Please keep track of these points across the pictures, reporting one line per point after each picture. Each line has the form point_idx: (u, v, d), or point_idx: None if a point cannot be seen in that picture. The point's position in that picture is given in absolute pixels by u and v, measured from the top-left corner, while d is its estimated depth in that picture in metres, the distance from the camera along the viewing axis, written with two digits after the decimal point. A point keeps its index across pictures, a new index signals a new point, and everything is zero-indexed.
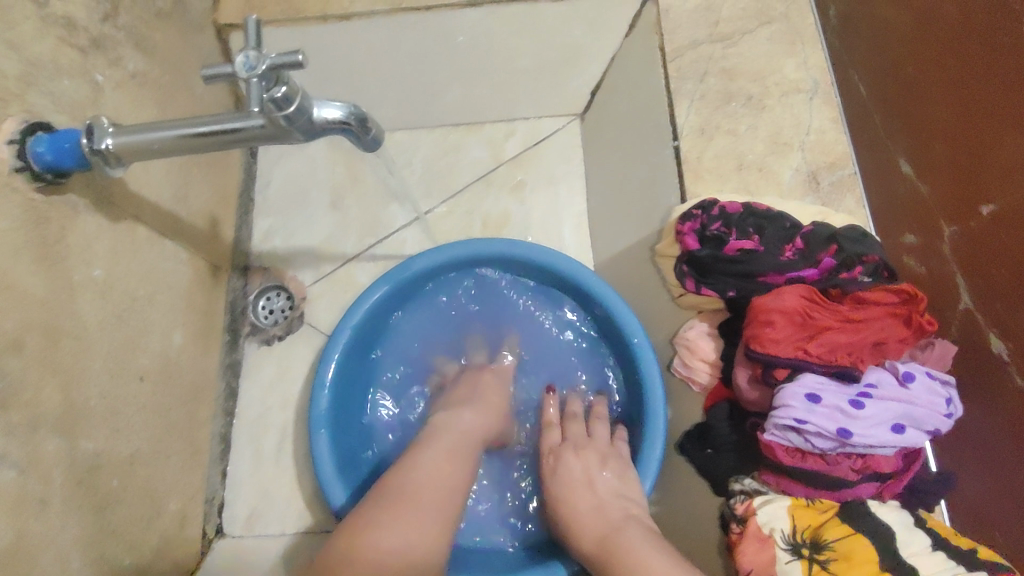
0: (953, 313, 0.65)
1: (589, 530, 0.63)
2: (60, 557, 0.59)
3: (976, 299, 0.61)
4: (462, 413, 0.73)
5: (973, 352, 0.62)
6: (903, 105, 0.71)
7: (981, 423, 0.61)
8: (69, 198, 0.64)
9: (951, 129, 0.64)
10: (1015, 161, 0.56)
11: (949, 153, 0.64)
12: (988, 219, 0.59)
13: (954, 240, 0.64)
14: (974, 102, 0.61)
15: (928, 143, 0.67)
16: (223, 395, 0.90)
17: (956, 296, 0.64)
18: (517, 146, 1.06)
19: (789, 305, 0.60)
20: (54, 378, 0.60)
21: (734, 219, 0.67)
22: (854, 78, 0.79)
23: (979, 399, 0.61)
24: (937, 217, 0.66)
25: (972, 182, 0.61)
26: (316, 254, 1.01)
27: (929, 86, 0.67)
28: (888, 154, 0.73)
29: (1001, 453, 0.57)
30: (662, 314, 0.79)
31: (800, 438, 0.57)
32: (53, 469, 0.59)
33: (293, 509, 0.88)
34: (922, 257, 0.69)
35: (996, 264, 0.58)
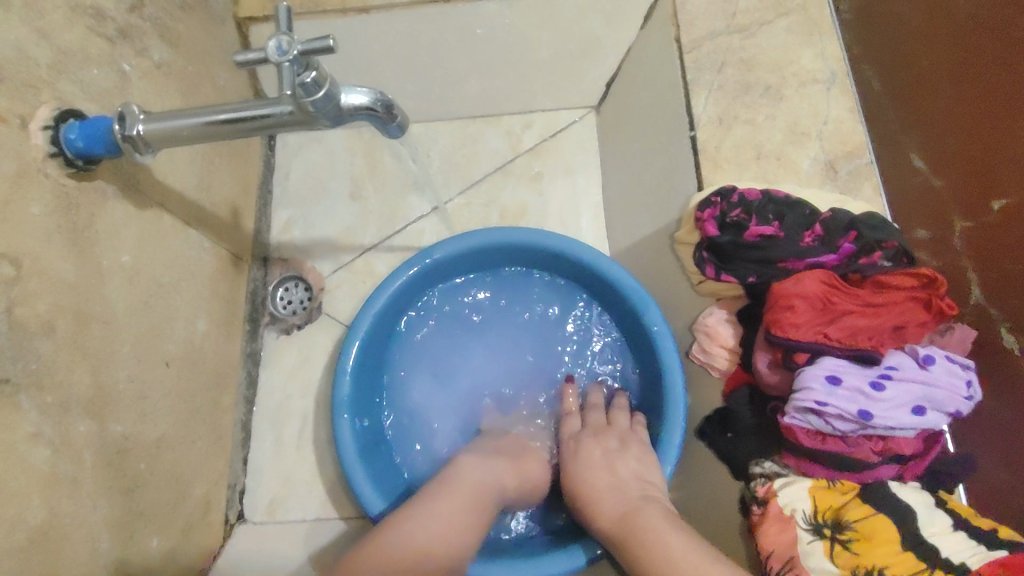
0: (963, 306, 0.66)
1: (609, 512, 0.64)
2: (91, 536, 0.60)
3: (986, 292, 0.62)
4: (482, 467, 0.69)
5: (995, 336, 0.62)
6: (916, 101, 0.73)
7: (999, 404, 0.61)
8: (98, 184, 0.65)
9: (964, 124, 0.65)
10: None
11: (961, 148, 0.66)
12: (999, 214, 0.60)
13: (966, 235, 0.64)
14: (986, 96, 0.63)
15: (941, 138, 0.69)
16: (244, 382, 0.92)
17: (966, 290, 0.65)
18: (534, 137, 1.07)
19: (809, 290, 0.61)
20: (85, 360, 0.61)
21: (753, 205, 0.68)
22: (868, 73, 0.81)
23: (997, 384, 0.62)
24: (949, 211, 0.67)
25: (984, 177, 0.62)
26: (335, 244, 1.02)
27: (946, 82, 0.68)
28: (901, 149, 0.74)
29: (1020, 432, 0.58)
30: (681, 301, 0.80)
31: (821, 421, 0.58)
32: (84, 450, 0.60)
33: (313, 495, 0.89)
34: (934, 252, 0.69)
35: (1009, 257, 0.59)
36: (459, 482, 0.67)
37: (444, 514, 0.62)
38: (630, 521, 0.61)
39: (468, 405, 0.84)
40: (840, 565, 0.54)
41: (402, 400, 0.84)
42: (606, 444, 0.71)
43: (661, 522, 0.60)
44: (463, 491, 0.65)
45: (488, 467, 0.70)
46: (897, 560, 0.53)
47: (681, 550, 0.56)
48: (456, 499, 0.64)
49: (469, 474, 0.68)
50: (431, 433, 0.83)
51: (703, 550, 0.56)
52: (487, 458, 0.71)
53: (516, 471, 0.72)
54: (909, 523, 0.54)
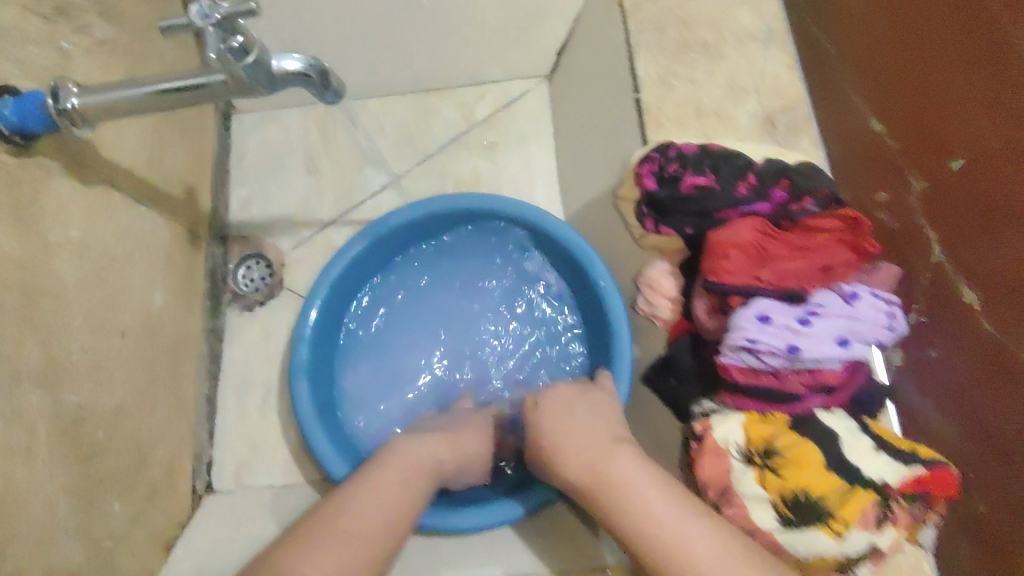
0: (922, 265, 0.66)
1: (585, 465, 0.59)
2: (48, 502, 0.62)
3: (947, 250, 0.63)
4: (419, 444, 0.66)
5: (945, 299, 0.64)
6: (868, 62, 0.74)
7: (949, 362, 0.63)
8: (41, 161, 0.65)
9: (915, 84, 0.66)
10: (980, 108, 0.58)
11: (913, 109, 0.67)
12: (957, 171, 0.61)
13: (924, 195, 0.65)
14: (935, 54, 0.63)
15: (892, 101, 0.70)
16: (207, 356, 0.95)
17: (925, 248, 0.66)
18: (487, 107, 1.07)
19: (742, 238, 0.64)
20: (35, 334, 0.62)
21: (690, 158, 0.69)
22: (820, 37, 0.82)
23: (948, 339, 0.63)
24: (904, 171, 0.68)
25: (938, 136, 0.63)
26: (293, 220, 1.04)
27: (899, 46, 0.69)
28: (856, 114, 0.76)
29: (971, 392, 0.60)
30: (626, 257, 0.82)
31: (753, 358, 0.61)
32: (38, 420, 0.61)
33: (280, 462, 0.93)
34: (893, 211, 0.70)
35: (965, 211, 0.60)
36: (399, 457, 0.64)
37: (367, 498, 0.58)
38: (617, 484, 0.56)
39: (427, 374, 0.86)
40: (770, 489, 0.57)
41: (359, 362, 0.87)
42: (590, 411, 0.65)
43: (656, 494, 0.54)
44: (400, 466, 0.63)
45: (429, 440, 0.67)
46: (821, 481, 0.56)
47: (686, 545, 0.51)
48: (385, 475, 0.61)
49: (412, 448, 0.66)
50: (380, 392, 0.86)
51: (708, 536, 0.51)
52: (424, 438, 0.68)
53: (453, 446, 0.69)
54: (834, 449, 0.57)
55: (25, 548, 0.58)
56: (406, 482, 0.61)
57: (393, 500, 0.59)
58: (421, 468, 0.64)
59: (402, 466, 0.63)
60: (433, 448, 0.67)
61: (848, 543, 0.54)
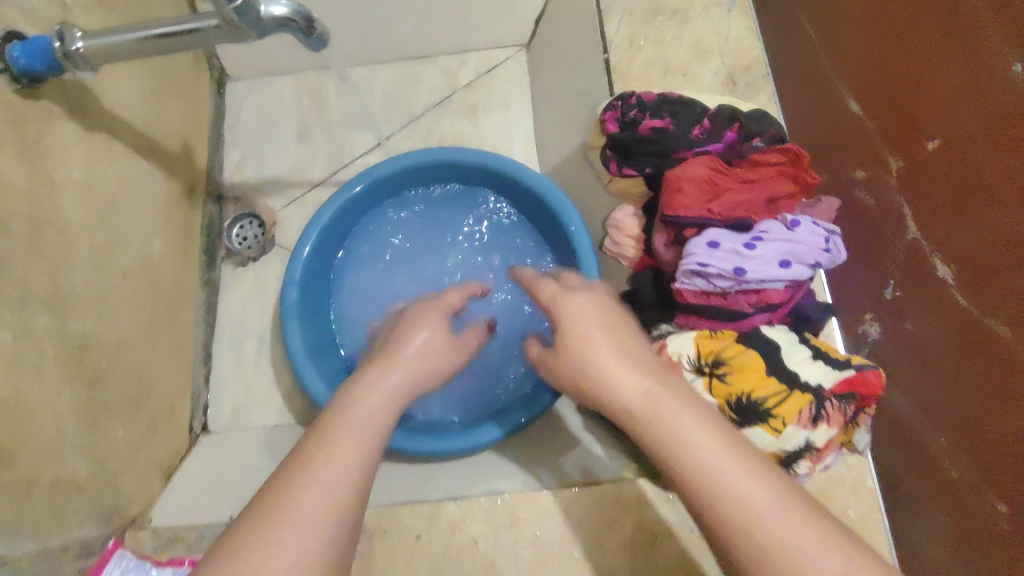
0: (899, 244, 0.70)
1: (625, 392, 0.44)
2: (56, 417, 0.66)
3: (921, 228, 0.66)
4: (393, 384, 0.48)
5: (919, 273, 0.67)
6: (849, 47, 0.78)
7: (925, 333, 0.66)
8: (46, 104, 0.69)
9: (892, 65, 0.69)
10: (950, 90, 0.61)
11: (890, 91, 0.70)
12: (931, 150, 0.64)
13: (901, 172, 0.69)
14: (910, 37, 0.66)
15: (873, 84, 0.73)
16: (204, 307, 0.99)
17: (903, 228, 0.69)
18: (470, 74, 1.12)
19: (695, 173, 0.69)
20: (42, 262, 0.67)
21: (649, 105, 0.75)
22: (805, 24, 0.86)
23: (923, 313, 0.66)
24: (883, 151, 0.72)
25: (913, 118, 0.66)
26: (284, 180, 1.09)
27: (879, 30, 0.72)
28: (838, 97, 0.80)
29: (945, 362, 0.63)
30: (598, 206, 0.88)
31: (704, 282, 0.66)
32: (46, 340, 0.66)
33: (273, 403, 0.99)
34: (872, 189, 0.74)
35: (938, 187, 0.63)
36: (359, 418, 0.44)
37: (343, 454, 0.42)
38: (653, 425, 0.42)
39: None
40: (717, 395, 0.63)
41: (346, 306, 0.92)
42: (614, 344, 0.46)
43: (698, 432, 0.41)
44: (352, 442, 0.43)
45: (371, 403, 0.45)
46: (761, 384, 0.61)
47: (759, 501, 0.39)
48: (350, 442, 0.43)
49: (364, 418, 0.45)
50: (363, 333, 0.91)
51: (767, 491, 0.39)
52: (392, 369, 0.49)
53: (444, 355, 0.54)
54: (774, 356, 0.63)
55: (34, 457, 0.63)
56: (368, 464, 0.43)
57: (354, 475, 0.42)
58: (376, 442, 0.44)
59: (353, 449, 0.43)
60: (388, 410, 0.46)
61: (787, 437, 0.60)
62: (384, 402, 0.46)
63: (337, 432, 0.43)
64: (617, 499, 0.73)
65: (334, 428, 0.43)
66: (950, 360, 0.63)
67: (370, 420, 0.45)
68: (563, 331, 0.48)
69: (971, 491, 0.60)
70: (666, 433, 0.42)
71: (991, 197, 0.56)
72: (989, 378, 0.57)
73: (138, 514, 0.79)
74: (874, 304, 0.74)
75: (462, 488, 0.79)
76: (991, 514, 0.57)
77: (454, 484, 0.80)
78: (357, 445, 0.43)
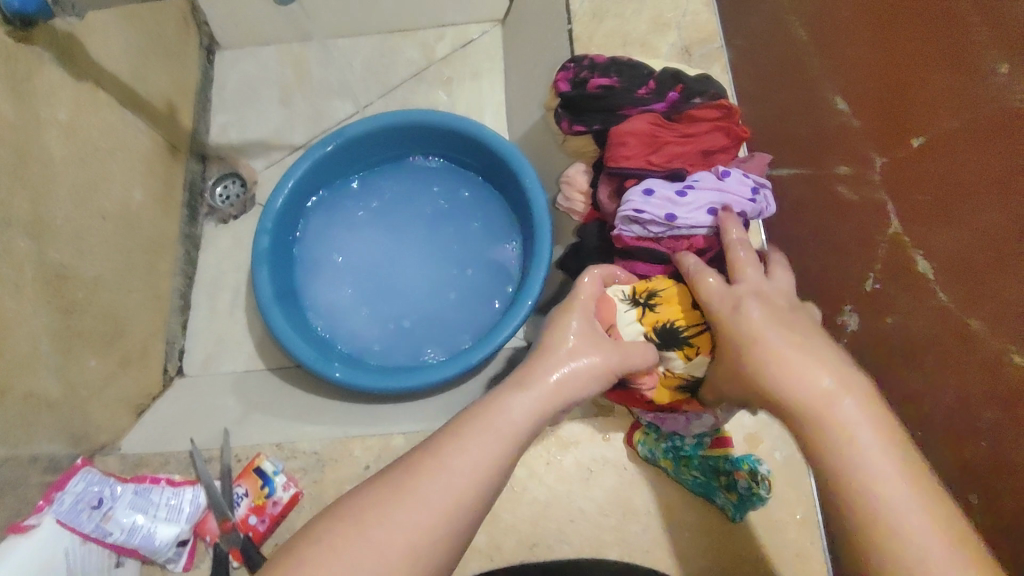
0: (881, 239, 0.73)
1: (801, 384, 0.50)
2: (31, 335, 0.71)
3: (903, 224, 0.69)
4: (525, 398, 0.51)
5: (899, 273, 0.70)
6: (832, 46, 0.80)
7: (901, 329, 0.71)
8: (35, 49, 0.74)
9: (877, 67, 0.73)
10: (941, 95, 0.64)
11: (875, 90, 0.73)
12: (916, 150, 0.67)
13: (885, 169, 0.72)
14: (899, 42, 0.69)
15: (859, 82, 0.75)
16: (183, 259, 1.04)
17: (885, 224, 0.72)
18: (446, 48, 1.18)
19: (637, 127, 0.74)
20: (24, 191, 0.72)
21: (599, 66, 0.79)
22: (792, 23, 0.88)
23: (902, 308, 0.70)
24: (867, 149, 0.74)
25: (901, 118, 0.69)
26: (267, 143, 1.14)
27: (864, 33, 0.74)
28: (823, 95, 0.82)
29: (928, 359, 0.67)
30: (556, 166, 0.92)
31: (640, 229, 0.71)
32: (25, 263, 0.71)
33: (245, 350, 1.02)
34: (855, 186, 0.76)
35: (923, 188, 0.66)
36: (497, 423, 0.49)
37: (474, 457, 0.47)
38: (828, 425, 0.47)
39: (391, 274, 0.97)
40: (646, 325, 0.67)
41: (323, 272, 0.97)
42: (803, 353, 0.51)
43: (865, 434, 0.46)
44: (484, 443, 0.47)
45: (518, 412, 0.50)
46: (687, 317, 0.66)
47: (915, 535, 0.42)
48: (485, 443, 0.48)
49: (507, 421, 0.49)
50: (330, 296, 0.95)
51: (915, 503, 0.43)
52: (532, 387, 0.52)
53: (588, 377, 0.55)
54: None
55: (9, 368, 0.68)
56: (500, 463, 0.47)
57: (486, 477, 0.46)
58: (509, 448, 0.48)
59: (490, 451, 0.47)
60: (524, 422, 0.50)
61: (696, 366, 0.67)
62: (528, 407, 0.51)
63: (475, 431, 0.48)
64: (558, 438, 0.77)
65: (480, 426, 0.48)
66: (925, 359, 0.68)
67: (513, 426, 0.49)
68: (738, 340, 0.56)
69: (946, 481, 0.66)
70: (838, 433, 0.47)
71: (975, 201, 0.61)
72: (961, 377, 0.63)
73: (107, 441, 0.81)
74: (852, 297, 0.78)
75: (406, 424, 0.81)
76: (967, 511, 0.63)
77: (402, 419, 0.83)
78: (494, 449, 0.48)
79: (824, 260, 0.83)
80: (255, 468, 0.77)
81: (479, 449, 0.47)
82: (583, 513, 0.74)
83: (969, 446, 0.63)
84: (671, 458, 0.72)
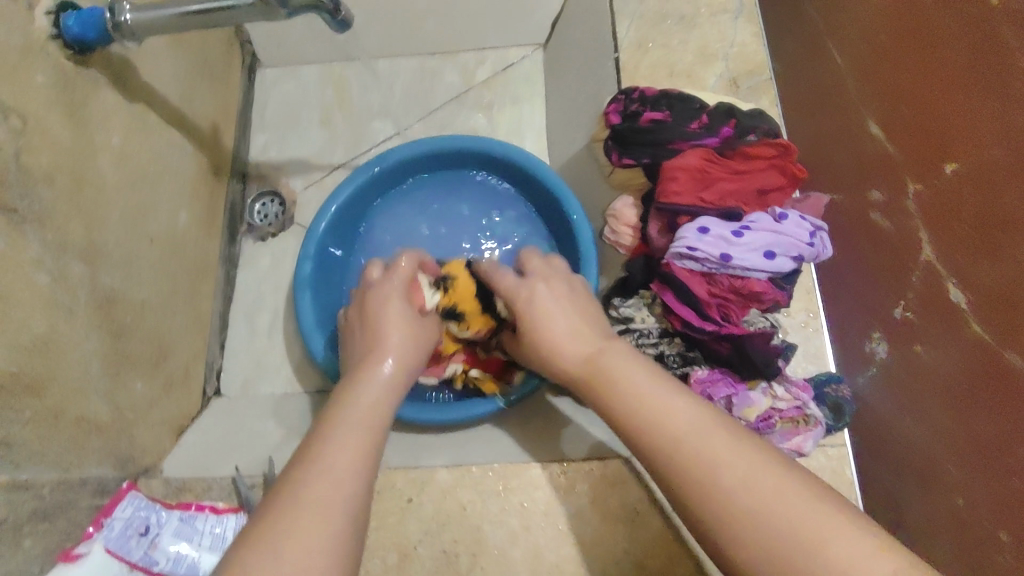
0: (915, 263, 0.70)
1: (570, 358, 0.58)
2: (83, 359, 0.71)
3: (938, 252, 0.66)
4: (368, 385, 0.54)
5: (934, 298, 0.67)
6: (874, 69, 0.77)
7: (935, 362, 0.67)
8: (91, 74, 0.75)
9: (916, 92, 0.69)
10: (979, 123, 0.60)
11: (913, 115, 0.70)
12: (951, 177, 0.64)
13: (920, 198, 0.69)
14: (939, 67, 0.66)
15: (896, 108, 0.73)
16: (223, 279, 1.04)
17: (919, 249, 0.70)
18: (486, 71, 1.18)
19: (689, 163, 0.73)
20: (79, 216, 0.72)
21: (650, 99, 0.79)
22: (828, 46, 0.86)
23: (938, 339, 0.67)
24: (905, 175, 0.72)
25: (937, 143, 0.66)
26: (307, 164, 1.15)
27: (903, 56, 0.72)
28: (862, 119, 0.79)
29: (959, 391, 0.63)
30: (602, 197, 0.92)
31: (694, 264, 0.70)
32: (78, 288, 0.71)
33: (283, 374, 1.02)
34: (891, 214, 0.74)
35: (959, 217, 0.63)
36: (348, 413, 0.50)
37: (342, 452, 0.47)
38: (642, 421, 0.49)
39: None
40: None
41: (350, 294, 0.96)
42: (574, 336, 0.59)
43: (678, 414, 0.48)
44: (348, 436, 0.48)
45: (373, 395, 0.53)
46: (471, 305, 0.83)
47: (726, 475, 0.44)
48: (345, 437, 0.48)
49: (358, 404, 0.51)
50: None
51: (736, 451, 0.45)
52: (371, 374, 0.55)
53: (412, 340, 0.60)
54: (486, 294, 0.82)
55: (62, 392, 0.68)
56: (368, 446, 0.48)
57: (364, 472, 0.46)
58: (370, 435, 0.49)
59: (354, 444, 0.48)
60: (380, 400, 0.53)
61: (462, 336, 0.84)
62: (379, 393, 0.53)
63: (335, 428, 0.49)
64: (603, 476, 0.76)
65: (331, 424, 0.49)
66: (957, 394, 0.64)
67: (366, 404, 0.52)
68: (540, 321, 0.61)
69: (978, 510, 0.60)
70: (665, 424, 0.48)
71: (1013, 230, 0.56)
72: (1001, 411, 0.58)
73: (150, 464, 0.82)
74: (881, 324, 0.76)
75: (446, 458, 0.81)
76: (996, 545, 0.58)
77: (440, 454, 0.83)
78: (357, 431, 0.49)
79: (852, 285, 0.81)
80: None
81: (343, 447, 0.47)
82: (627, 555, 0.72)
83: (995, 472, 0.59)
84: None
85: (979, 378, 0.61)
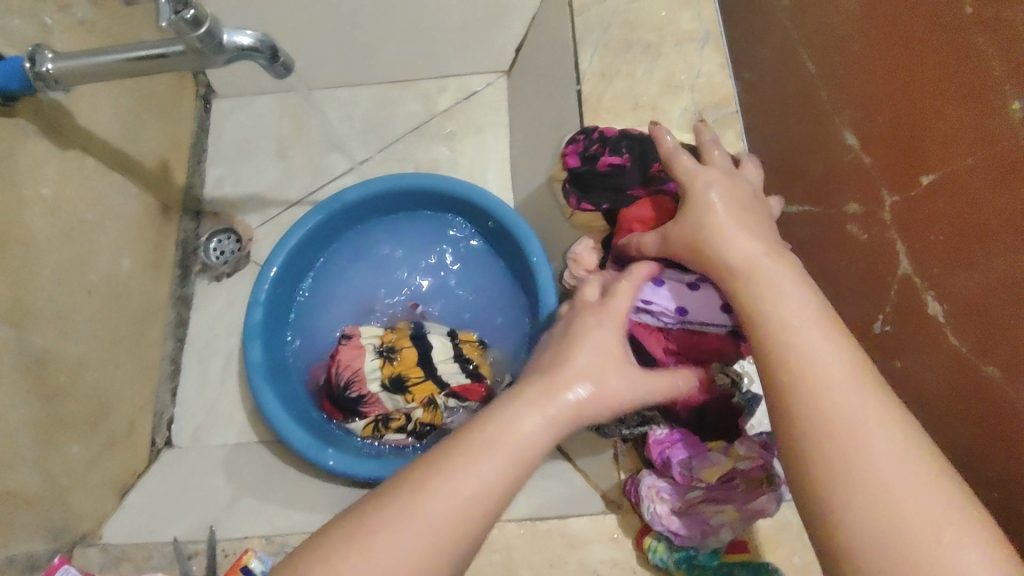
0: (892, 278, 0.61)
1: (733, 250, 0.50)
2: (9, 429, 0.67)
3: (913, 264, 0.58)
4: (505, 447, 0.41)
5: (907, 310, 0.59)
6: (839, 76, 0.71)
7: (913, 379, 0.59)
8: (19, 123, 0.71)
9: (887, 96, 0.62)
10: (956, 128, 0.53)
11: (887, 123, 0.62)
12: (928, 188, 0.56)
13: (897, 207, 0.60)
14: (915, 68, 0.58)
15: (871, 116, 0.65)
16: (173, 323, 1.00)
17: (895, 263, 0.61)
18: (448, 100, 1.15)
19: (645, 215, 0.69)
20: (4, 276, 0.68)
21: (609, 140, 0.75)
22: (800, 53, 0.79)
23: (915, 355, 0.58)
24: (878, 186, 0.64)
25: (912, 152, 0.58)
26: (262, 199, 1.11)
27: (873, 60, 0.64)
28: (835, 128, 0.71)
29: (939, 408, 0.56)
30: (561, 236, 0.89)
31: (650, 318, 0.63)
32: (4, 353, 0.67)
33: (236, 422, 0.98)
34: (864, 224, 0.66)
35: (936, 226, 0.55)
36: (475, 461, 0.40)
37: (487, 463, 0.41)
38: (803, 358, 0.42)
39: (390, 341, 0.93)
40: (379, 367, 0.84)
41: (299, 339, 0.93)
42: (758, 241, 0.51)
43: (821, 345, 0.42)
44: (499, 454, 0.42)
45: (528, 424, 0.42)
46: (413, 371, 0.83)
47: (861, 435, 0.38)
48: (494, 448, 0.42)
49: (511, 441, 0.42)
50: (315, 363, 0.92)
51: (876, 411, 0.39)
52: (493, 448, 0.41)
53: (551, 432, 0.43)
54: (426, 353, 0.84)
55: None
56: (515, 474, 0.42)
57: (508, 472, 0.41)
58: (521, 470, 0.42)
59: (499, 468, 0.40)
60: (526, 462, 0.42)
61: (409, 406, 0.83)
62: (542, 424, 0.43)
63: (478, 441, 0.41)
64: (561, 536, 0.72)
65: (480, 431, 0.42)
66: (939, 413, 0.56)
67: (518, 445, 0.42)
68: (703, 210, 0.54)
69: None
70: (809, 366, 0.42)
71: (993, 239, 0.49)
72: (992, 436, 0.50)
73: (89, 529, 0.77)
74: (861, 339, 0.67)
75: None
76: None
77: None
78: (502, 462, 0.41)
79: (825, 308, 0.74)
80: (241, 566, 0.70)
81: (484, 465, 0.40)
82: None
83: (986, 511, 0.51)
84: (684, 568, 0.67)
85: (964, 398, 0.53)
